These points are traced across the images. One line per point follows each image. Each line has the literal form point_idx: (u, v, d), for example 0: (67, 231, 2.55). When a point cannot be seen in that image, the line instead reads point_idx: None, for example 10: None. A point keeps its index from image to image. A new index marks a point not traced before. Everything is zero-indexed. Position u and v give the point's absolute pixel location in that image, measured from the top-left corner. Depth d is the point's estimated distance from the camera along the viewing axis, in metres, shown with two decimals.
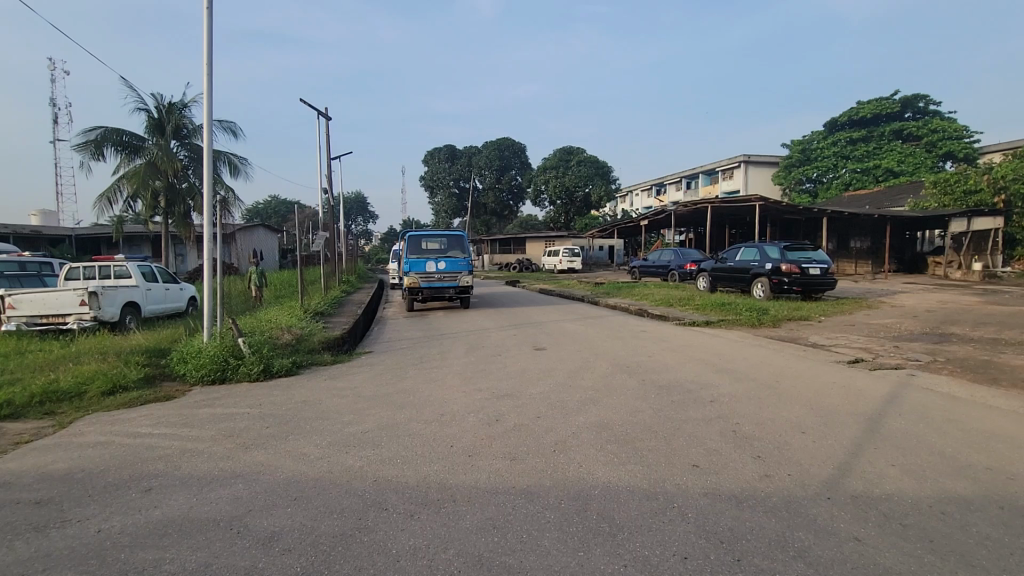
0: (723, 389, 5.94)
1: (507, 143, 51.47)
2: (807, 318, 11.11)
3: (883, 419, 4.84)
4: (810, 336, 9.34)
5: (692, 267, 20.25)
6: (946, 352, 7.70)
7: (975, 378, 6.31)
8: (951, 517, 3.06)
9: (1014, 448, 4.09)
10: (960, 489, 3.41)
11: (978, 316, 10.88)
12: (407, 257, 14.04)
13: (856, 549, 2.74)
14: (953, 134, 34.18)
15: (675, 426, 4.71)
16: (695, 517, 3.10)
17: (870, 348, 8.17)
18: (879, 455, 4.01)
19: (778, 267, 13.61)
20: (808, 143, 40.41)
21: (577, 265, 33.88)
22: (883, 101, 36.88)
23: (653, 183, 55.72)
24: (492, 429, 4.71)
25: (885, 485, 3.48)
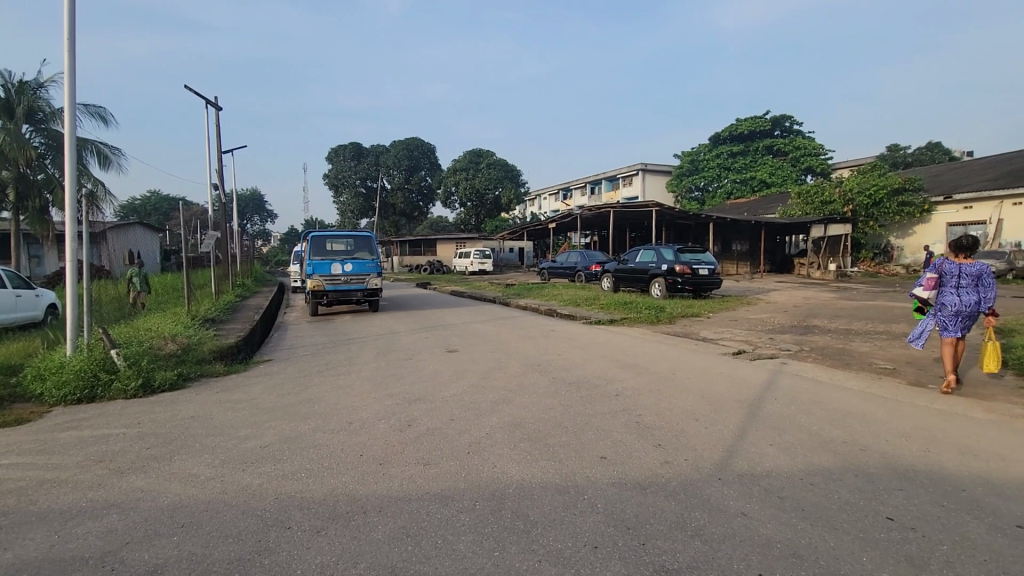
0: (625, 383, 6.30)
1: (415, 143, 50.53)
2: (698, 314, 12.09)
3: (763, 404, 5.40)
4: (700, 331, 10.19)
5: (596, 269, 21.24)
6: (810, 342, 8.75)
7: (834, 364, 7.24)
8: (818, 488, 3.48)
9: (864, 423, 4.76)
10: (825, 462, 3.90)
11: (834, 310, 12.48)
12: (310, 259, 13.32)
13: (743, 523, 3.04)
14: (813, 151, 38.90)
15: (583, 420, 4.91)
16: (604, 507, 3.25)
17: (750, 340, 9.07)
18: (759, 436, 4.46)
19: (673, 268, 14.68)
20: (696, 153, 43.93)
21: (488, 267, 34.16)
22: (757, 119, 40.86)
23: (559, 188, 57.71)
24: (403, 435, 4.60)
25: (766, 463, 3.88)
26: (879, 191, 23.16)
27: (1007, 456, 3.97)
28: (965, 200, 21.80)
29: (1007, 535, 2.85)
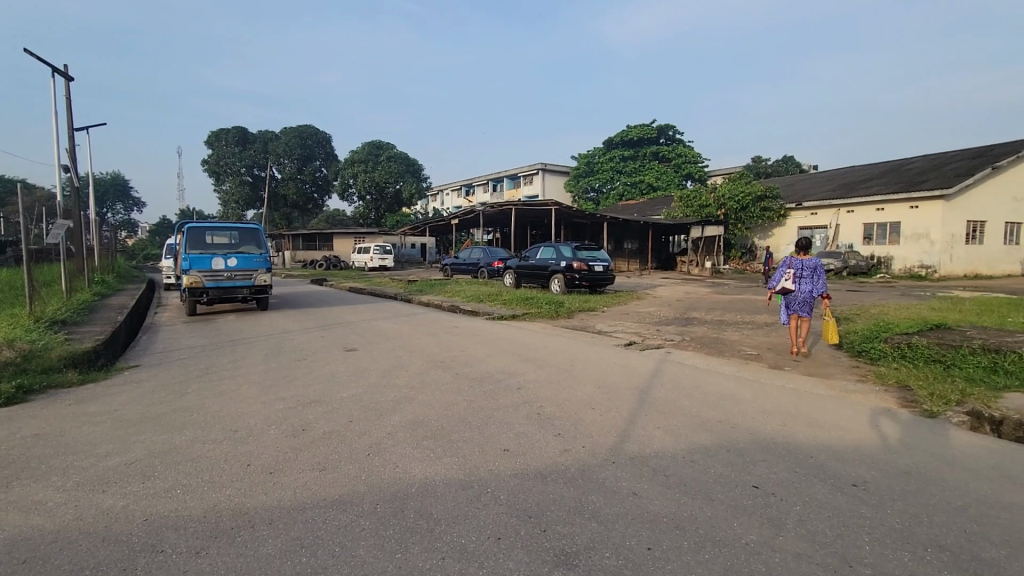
0: (527, 376, 6.48)
1: (309, 132, 47.58)
2: (594, 309, 12.74)
3: (651, 390, 5.83)
4: (596, 325, 10.76)
5: (498, 265, 21.55)
6: (691, 333, 9.61)
7: (710, 352, 8.02)
8: (698, 464, 3.84)
9: (734, 403, 5.34)
10: (703, 440, 4.32)
11: (710, 303, 13.82)
12: (186, 253, 12.03)
13: (634, 501, 3.27)
14: (693, 159, 42.58)
15: (486, 415, 4.97)
16: (506, 498, 3.32)
17: (640, 332, 9.76)
18: (648, 420, 4.81)
19: (571, 265, 15.32)
20: (592, 156, 46.30)
21: (389, 263, 33.22)
22: (645, 127, 43.82)
23: (462, 184, 57.65)
24: (297, 440, 4.34)
25: (654, 445, 4.20)
26: (746, 197, 26.16)
27: (842, 425, 4.69)
28: (811, 207, 25.24)
29: (843, 493, 3.36)
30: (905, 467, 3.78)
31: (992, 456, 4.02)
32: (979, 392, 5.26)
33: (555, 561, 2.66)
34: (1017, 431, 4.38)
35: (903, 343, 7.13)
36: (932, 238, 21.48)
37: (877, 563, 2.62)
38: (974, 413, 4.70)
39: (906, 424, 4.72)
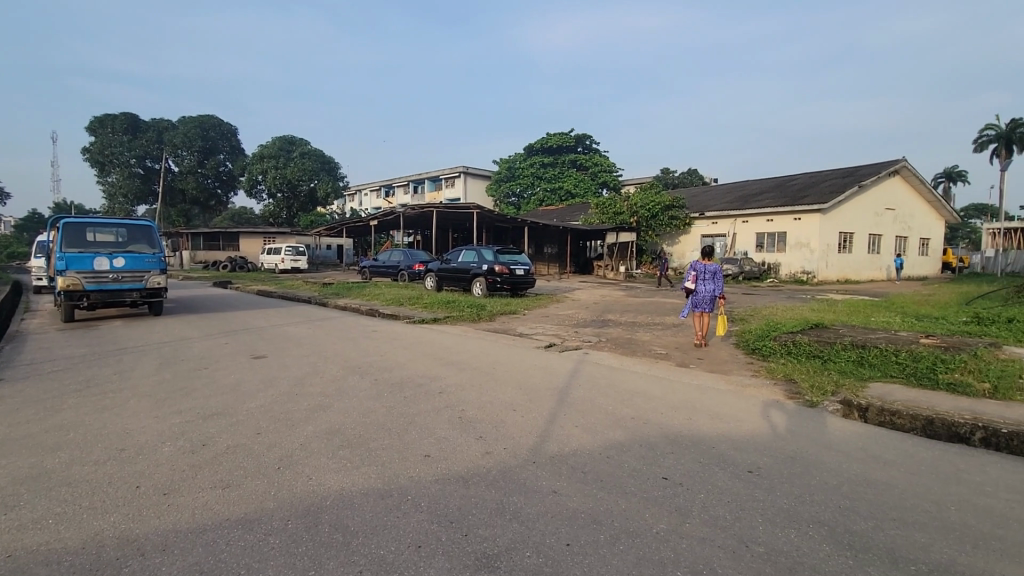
0: (449, 380, 6.43)
1: (210, 123, 44.13)
2: (515, 312, 12.90)
3: (570, 390, 6.01)
4: (517, 327, 10.91)
5: (419, 268, 21.18)
6: (606, 334, 10.04)
7: (624, 352, 8.42)
8: (613, 460, 4.01)
9: (645, 400, 5.64)
10: (618, 437, 4.52)
11: (624, 306, 14.51)
12: (62, 251, 10.66)
13: (554, 500, 3.35)
14: (608, 168, 44.48)
15: (406, 421, 4.86)
16: (427, 505, 3.27)
17: (559, 334, 10.03)
18: (567, 420, 4.96)
19: (492, 268, 15.41)
20: (513, 161, 47.12)
21: (302, 265, 31.53)
22: (564, 136, 45.17)
23: (381, 184, 56.11)
24: (197, 456, 4.00)
25: (572, 444, 4.33)
26: (656, 207, 27.60)
27: (740, 417, 5.11)
28: (712, 217, 27.34)
29: (741, 479, 3.67)
30: (792, 453, 4.20)
31: (860, 439, 4.58)
32: (850, 383, 5.96)
33: (476, 565, 2.65)
34: (879, 416, 5.02)
35: (789, 340, 7.91)
36: (812, 246, 24.04)
37: (768, 540, 2.88)
38: (846, 402, 5.33)
39: (791, 414, 5.25)
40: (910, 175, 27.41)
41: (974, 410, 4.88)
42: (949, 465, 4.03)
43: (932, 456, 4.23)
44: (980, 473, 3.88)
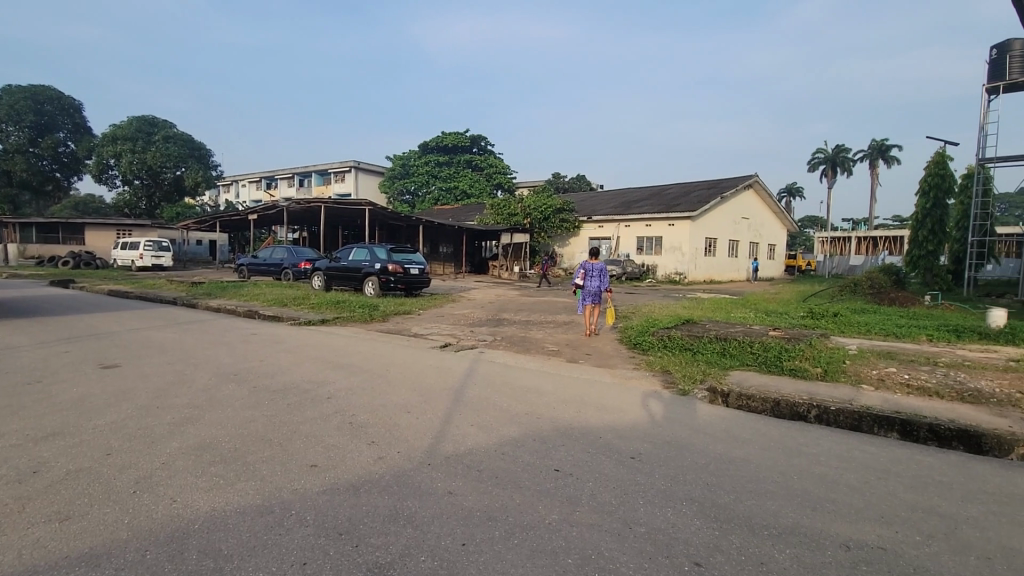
0: (338, 384, 6.13)
1: (46, 94, 37.65)
2: (409, 312, 12.64)
3: (465, 390, 6.02)
4: (411, 327, 10.69)
5: (305, 266, 19.89)
6: (501, 333, 10.21)
7: (518, 350, 8.63)
8: (507, 456, 4.09)
9: (538, 396, 5.83)
10: (512, 433, 4.62)
11: (517, 305, 14.86)
12: None
13: (449, 500, 3.33)
14: (502, 170, 45.25)
15: (289, 429, 4.54)
16: (313, 518, 3.09)
17: (454, 334, 10.01)
18: (463, 419, 4.97)
19: (385, 267, 14.95)
20: (407, 159, 46.29)
21: (166, 262, 28.08)
22: (459, 136, 45.24)
23: (262, 176, 51.82)
24: (27, 486, 3.39)
25: (468, 443, 4.34)
26: (548, 209, 28.66)
27: (623, 407, 5.50)
28: (599, 220, 29.04)
29: (624, 466, 3.93)
30: (668, 438, 4.60)
31: (722, 422, 5.15)
32: (715, 372, 6.68)
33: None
34: (737, 400, 5.70)
35: (665, 335, 8.67)
36: (683, 250, 26.50)
37: (648, 520, 3.13)
38: (712, 389, 5.97)
39: (667, 402, 5.75)
40: (761, 189, 31.40)
41: (811, 392, 5.71)
42: (792, 440, 4.68)
43: (779, 433, 4.89)
44: (815, 445, 4.57)
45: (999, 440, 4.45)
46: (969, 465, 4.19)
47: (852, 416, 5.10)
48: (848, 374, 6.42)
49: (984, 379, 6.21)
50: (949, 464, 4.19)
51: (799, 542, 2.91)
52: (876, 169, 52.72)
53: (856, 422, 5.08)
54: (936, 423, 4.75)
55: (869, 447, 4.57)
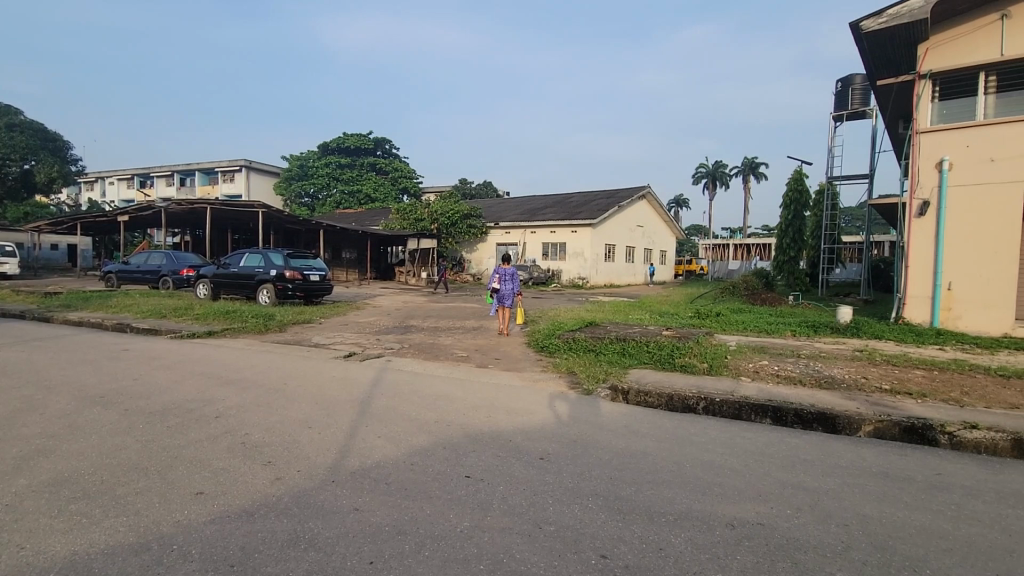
0: (228, 401, 5.62)
1: None
2: (309, 320, 11.94)
3: (371, 400, 5.80)
4: (312, 337, 10.12)
5: (188, 274, 18.05)
6: (409, 340, 9.99)
7: (427, 357, 8.49)
8: (416, 466, 4.00)
9: (448, 403, 5.78)
10: (421, 442, 4.53)
11: (425, 311, 14.63)
12: None
13: (355, 518, 3.18)
14: (408, 174, 44.49)
15: (170, 455, 4.08)
16: (200, 551, 2.80)
17: (359, 342, 9.62)
18: (369, 431, 4.79)
19: (282, 274, 14.01)
20: (305, 160, 43.97)
21: (11, 269, 24.09)
22: (362, 138, 43.81)
23: (134, 173, 46.33)
24: None
25: (375, 456, 4.18)
26: (455, 215, 28.62)
27: (531, 409, 5.61)
28: (506, 226, 29.54)
29: (533, 467, 4.01)
30: (574, 437, 4.77)
31: (623, 418, 5.46)
32: (616, 371, 7.05)
33: None
34: (636, 397, 6.07)
35: (570, 338, 9.00)
36: (585, 255, 27.75)
37: (557, 518, 3.22)
38: (613, 387, 6.30)
39: (573, 402, 5.97)
40: (654, 199, 33.82)
41: (699, 386, 6.24)
42: (684, 431, 5.07)
43: (673, 426, 5.27)
44: (704, 435, 4.99)
45: (849, 420, 5.16)
46: (827, 444, 4.80)
47: (734, 406, 5.64)
48: (729, 368, 7.10)
49: (837, 367, 7.18)
50: (811, 444, 4.79)
51: (692, 525, 3.16)
52: (749, 184, 59.09)
53: (737, 411, 5.63)
54: (800, 408, 5.39)
55: (749, 433, 5.08)
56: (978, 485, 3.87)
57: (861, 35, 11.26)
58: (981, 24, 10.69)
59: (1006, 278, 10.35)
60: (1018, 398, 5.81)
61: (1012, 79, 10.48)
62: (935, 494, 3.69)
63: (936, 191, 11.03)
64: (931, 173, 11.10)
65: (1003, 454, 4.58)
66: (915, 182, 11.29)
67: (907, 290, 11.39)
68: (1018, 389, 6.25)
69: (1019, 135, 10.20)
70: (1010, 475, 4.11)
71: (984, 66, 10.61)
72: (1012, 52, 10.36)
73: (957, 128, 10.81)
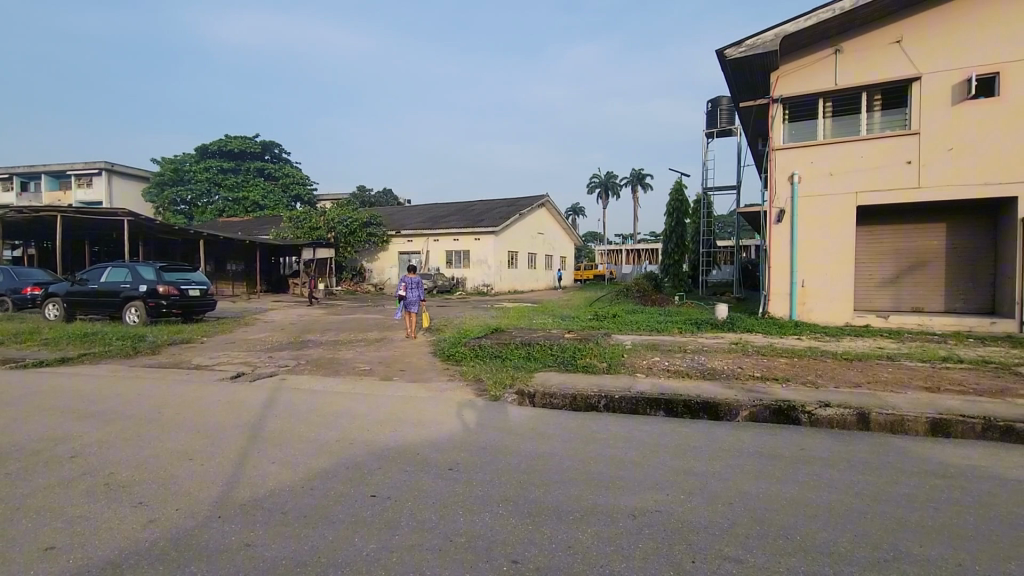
0: (87, 438, 4.87)
1: None
2: (189, 340, 10.76)
3: (264, 424, 5.34)
4: (192, 359, 9.12)
5: (34, 291, 15.45)
6: (305, 356, 9.38)
7: (326, 373, 8.01)
8: (315, 490, 3.75)
9: (351, 419, 5.50)
10: (321, 464, 4.26)
11: (323, 324, 13.85)
12: None
13: (247, 554, 2.90)
14: (300, 180, 42.09)
15: (11, 507, 3.44)
16: None
17: (248, 361, 8.84)
18: (261, 457, 4.40)
19: (154, 289, 12.47)
20: (180, 163, 39.97)
21: None
22: (246, 140, 40.89)
23: None
24: None
25: (268, 484, 3.84)
26: (354, 223, 27.54)
27: (438, 420, 5.51)
28: (408, 235, 29.04)
29: (443, 479, 3.93)
30: (482, 445, 4.75)
31: (529, 421, 5.56)
32: (521, 376, 7.18)
33: None
34: (542, 399, 6.24)
35: (476, 345, 9.00)
36: (489, 263, 27.98)
37: (468, 529, 3.17)
38: (519, 391, 6.41)
39: (481, 409, 5.96)
40: (552, 207, 35.12)
41: (600, 384, 6.53)
42: (588, 430, 5.27)
43: (577, 424, 5.48)
44: (605, 431, 5.22)
45: (729, 407, 5.70)
46: (712, 430, 5.25)
47: (631, 402, 5.99)
48: (626, 366, 7.53)
49: (717, 360, 7.91)
50: (700, 432, 5.20)
51: (598, 519, 3.28)
52: (637, 194, 63.60)
53: (634, 405, 5.98)
54: (688, 399, 5.86)
55: (645, 426, 5.42)
56: (833, 456, 4.46)
57: (725, 62, 12.58)
58: (820, 57, 12.30)
59: (847, 275, 12.09)
60: (858, 377, 6.82)
61: (843, 105, 12.26)
62: (802, 468, 4.18)
63: (790, 201, 12.61)
64: (785, 186, 12.68)
65: (850, 426, 5.33)
66: (774, 194, 12.83)
67: (771, 287, 12.87)
68: (858, 370, 7.33)
69: (851, 154, 12.01)
70: (857, 445, 4.78)
71: (822, 93, 12.33)
72: (843, 82, 12.08)
73: (803, 146, 12.46)
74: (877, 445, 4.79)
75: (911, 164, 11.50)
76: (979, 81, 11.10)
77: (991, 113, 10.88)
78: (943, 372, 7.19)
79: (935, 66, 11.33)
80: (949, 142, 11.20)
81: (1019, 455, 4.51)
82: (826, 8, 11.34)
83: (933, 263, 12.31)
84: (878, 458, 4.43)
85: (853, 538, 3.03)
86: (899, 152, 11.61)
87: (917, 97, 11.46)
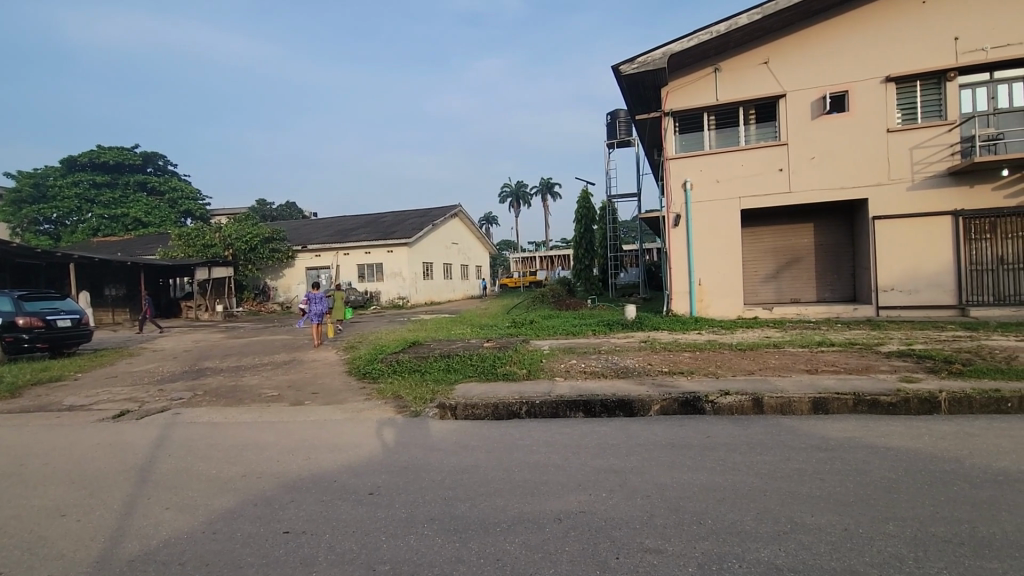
0: None
1: None
2: (59, 378, 9.36)
3: (154, 466, 4.77)
4: (63, 399, 7.94)
5: None
6: (203, 385, 8.54)
7: (227, 402, 7.35)
8: (219, 534, 3.41)
9: (257, 451, 5.09)
10: (224, 504, 3.89)
11: (222, 349, 12.74)
12: None
13: None
14: (191, 195, 38.66)
15: None
16: None
17: (133, 397, 7.86)
18: (152, 504, 3.92)
19: (12, 322, 10.75)
20: (41, 177, 35.34)
21: None
22: (123, 151, 36.95)
23: None
24: None
25: (161, 534, 3.43)
26: (254, 239, 25.68)
27: (355, 442, 5.26)
28: (315, 249, 27.72)
29: (362, 505, 3.74)
30: (401, 464, 4.59)
31: (452, 435, 5.47)
32: (442, 389, 7.04)
33: None
34: (463, 411, 6.17)
35: (393, 360, 8.72)
36: (404, 275, 27.33)
37: (392, 555, 3.03)
38: (441, 405, 6.27)
39: (401, 427, 5.77)
40: (465, 217, 35.05)
41: (521, 391, 6.60)
42: (510, 437, 5.30)
43: (500, 433, 5.49)
44: (528, 437, 5.27)
45: (641, 402, 6.00)
46: (628, 426, 5.50)
47: (552, 406, 6.10)
48: (545, 370, 7.69)
49: (630, 358, 8.31)
50: (617, 429, 5.42)
51: (524, 528, 3.28)
52: (547, 203, 65.63)
53: (555, 409, 6.09)
54: (605, 398, 6.09)
55: (566, 428, 5.54)
56: (734, 440, 4.84)
57: (621, 77, 13.35)
58: (702, 74, 13.45)
59: (736, 272, 13.26)
60: (750, 365, 7.49)
61: (724, 119, 13.48)
62: (710, 455, 4.47)
63: (684, 207, 13.61)
64: (679, 192, 13.66)
65: (747, 411, 5.82)
66: (670, 200, 13.81)
67: (673, 286, 13.78)
68: (751, 358, 8.03)
69: (733, 163, 13.24)
70: (754, 428, 5.22)
71: (706, 107, 13.48)
72: (723, 97, 13.31)
73: (693, 156, 13.52)
74: (770, 426, 5.27)
75: (783, 172, 12.89)
76: (832, 98, 12.69)
77: (844, 126, 12.48)
78: (821, 355, 8.10)
79: (796, 85, 12.83)
80: (811, 152, 12.71)
81: (884, 425, 5.16)
82: (704, 30, 12.42)
83: (805, 259, 13.87)
84: (771, 437, 4.87)
85: (755, 516, 3.28)
86: (771, 161, 12.99)
87: (784, 112, 12.89)
